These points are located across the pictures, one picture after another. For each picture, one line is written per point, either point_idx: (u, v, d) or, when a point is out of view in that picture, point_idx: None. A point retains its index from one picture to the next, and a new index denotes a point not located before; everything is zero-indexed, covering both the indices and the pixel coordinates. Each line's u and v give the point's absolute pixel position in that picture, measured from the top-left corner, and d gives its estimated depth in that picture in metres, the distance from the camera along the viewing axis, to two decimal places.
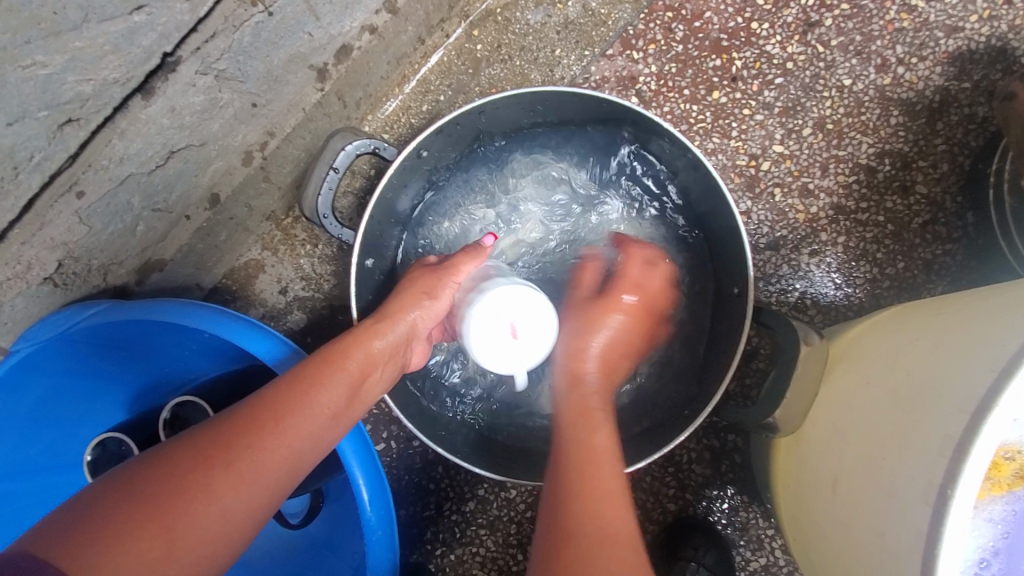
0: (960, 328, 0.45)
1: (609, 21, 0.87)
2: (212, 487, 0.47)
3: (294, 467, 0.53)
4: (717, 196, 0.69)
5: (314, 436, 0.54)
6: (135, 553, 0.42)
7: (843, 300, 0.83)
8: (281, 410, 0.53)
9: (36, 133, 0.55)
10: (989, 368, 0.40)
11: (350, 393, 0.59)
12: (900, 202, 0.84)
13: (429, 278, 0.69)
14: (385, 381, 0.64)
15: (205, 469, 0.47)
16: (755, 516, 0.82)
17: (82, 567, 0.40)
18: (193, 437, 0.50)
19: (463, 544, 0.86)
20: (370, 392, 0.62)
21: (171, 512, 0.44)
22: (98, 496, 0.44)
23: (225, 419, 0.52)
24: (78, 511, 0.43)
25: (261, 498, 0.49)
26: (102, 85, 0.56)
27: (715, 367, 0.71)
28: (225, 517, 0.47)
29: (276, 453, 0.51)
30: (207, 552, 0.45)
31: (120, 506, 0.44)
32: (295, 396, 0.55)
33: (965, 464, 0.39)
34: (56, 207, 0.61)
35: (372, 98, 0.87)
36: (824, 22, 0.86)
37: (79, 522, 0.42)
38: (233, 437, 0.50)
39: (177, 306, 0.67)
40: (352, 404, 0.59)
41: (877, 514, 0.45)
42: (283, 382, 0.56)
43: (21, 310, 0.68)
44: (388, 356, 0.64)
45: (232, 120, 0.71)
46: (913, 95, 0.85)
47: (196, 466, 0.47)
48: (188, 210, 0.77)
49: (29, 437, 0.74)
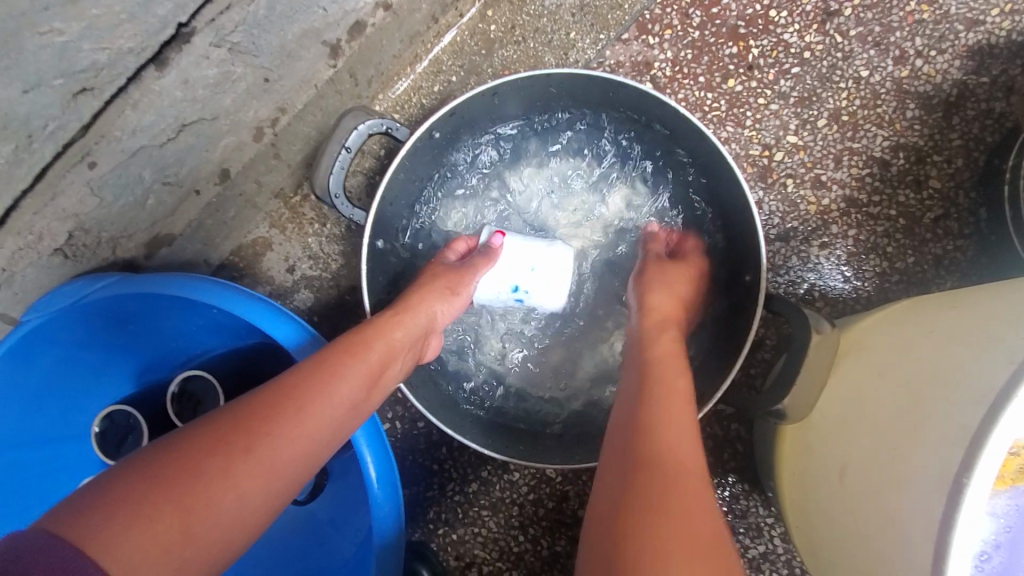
0: (978, 321, 0.45)
1: (626, 5, 0.86)
2: (229, 472, 0.47)
3: (311, 456, 0.52)
4: (732, 184, 0.68)
5: (332, 424, 0.54)
6: (153, 535, 0.42)
7: (852, 292, 0.83)
8: (300, 397, 0.53)
9: (51, 102, 0.54)
10: (1007, 361, 0.40)
11: (369, 382, 0.59)
12: (913, 196, 0.84)
13: (449, 275, 0.72)
14: (403, 371, 0.64)
15: (224, 452, 0.47)
16: (755, 504, 0.82)
17: (101, 546, 0.40)
18: (213, 418, 0.50)
19: (465, 524, 0.87)
20: (386, 381, 0.62)
21: (190, 496, 0.44)
22: (121, 474, 0.44)
23: (242, 403, 0.51)
24: (98, 488, 0.43)
25: (277, 484, 0.49)
26: (117, 55, 0.55)
27: (723, 355, 0.71)
28: (240, 503, 0.47)
29: (293, 439, 0.51)
30: (221, 537, 0.45)
31: (140, 486, 0.44)
32: (316, 385, 0.55)
33: (982, 454, 0.39)
34: (68, 177, 0.61)
35: (384, 77, 0.86)
36: (844, 11, 0.85)
37: (100, 499, 0.42)
38: (251, 421, 0.50)
39: (187, 281, 0.67)
40: (371, 393, 0.59)
41: (889, 505, 0.45)
42: (302, 368, 0.56)
43: (32, 280, 0.68)
44: (407, 346, 0.65)
45: (244, 95, 0.70)
46: (930, 88, 0.85)
47: (214, 449, 0.47)
48: (198, 185, 0.77)
49: (38, 409, 0.74)
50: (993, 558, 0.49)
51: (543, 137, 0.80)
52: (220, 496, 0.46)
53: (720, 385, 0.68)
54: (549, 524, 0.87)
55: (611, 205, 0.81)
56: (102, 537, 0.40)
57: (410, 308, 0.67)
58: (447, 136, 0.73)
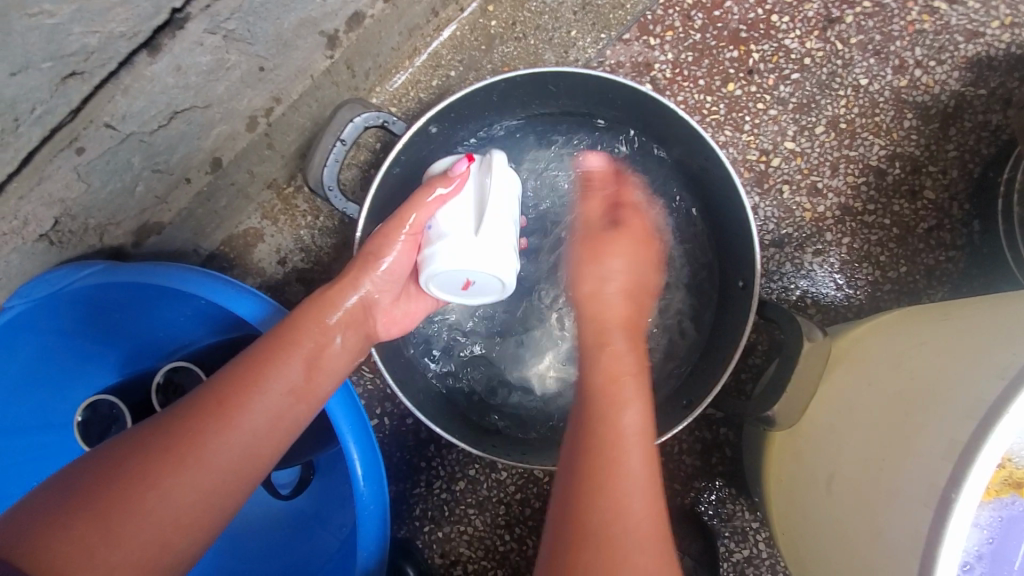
0: (970, 335, 0.45)
1: (627, 5, 0.86)
2: (153, 474, 0.48)
3: (248, 448, 0.53)
4: (729, 189, 0.67)
5: (270, 415, 0.55)
6: (84, 538, 0.45)
7: (844, 300, 0.84)
8: (226, 393, 0.54)
9: (39, 85, 0.53)
10: (998, 376, 0.40)
11: (306, 367, 0.58)
12: (908, 206, 0.84)
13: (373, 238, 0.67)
14: (348, 352, 0.63)
15: (150, 454, 0.49)
16: (741, 508, 0.83)
17: (33, 555, 0.43)
18: (148, 425, 0.52)
19: (451, 522, 0.87)
20: (329, 364, 0.61)
21: (122, 500, 0.47)
22: (60, 484, 0.47)
23: (175, 409, 0.53)
24: (40, 501, 0.46)
25: (213, 479, 0.51)
26: (107, 39, 0.54)
27: (714, 360, 0.71)
28: (176, 504, 0.49)
29: (222, 434, 0.52)
30: (156, 538, 0.47)
31: (72, 495, 0.46)
32: (247, 379, 0.55)
33: (971, 468, 0.39)
34: (55, 162, 0.60)
35: (381, 69, 0.86)
36: (845, 19, 0.86)
37: (36, 512, 0.45)
38: (182, 422, 0.52)
39: (173, 270, 0.66)
40: (311, 377, 0.59)
41: (875, 513, 0.45)
42: (236, 363, 0.57)
43: (16, 266, 0.67)
44: (347, 327, 0.63)
45: (238, 83, 0.69)
46: (927, 99, 0.85)
47: (142, 453, 0.49)
48: (189, 173, 0.75)
49: (18, 397, 0.74)
50: (975, 568, 0.49)
51: (542, 133, 0.79)
52: (155, 496, 0.48)
53: (711, 389, 0.68)
54: (534, 523, 0.87)
55: None
56: (35, 546, 0.43)
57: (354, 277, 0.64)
58: (444, 131, 0.72)
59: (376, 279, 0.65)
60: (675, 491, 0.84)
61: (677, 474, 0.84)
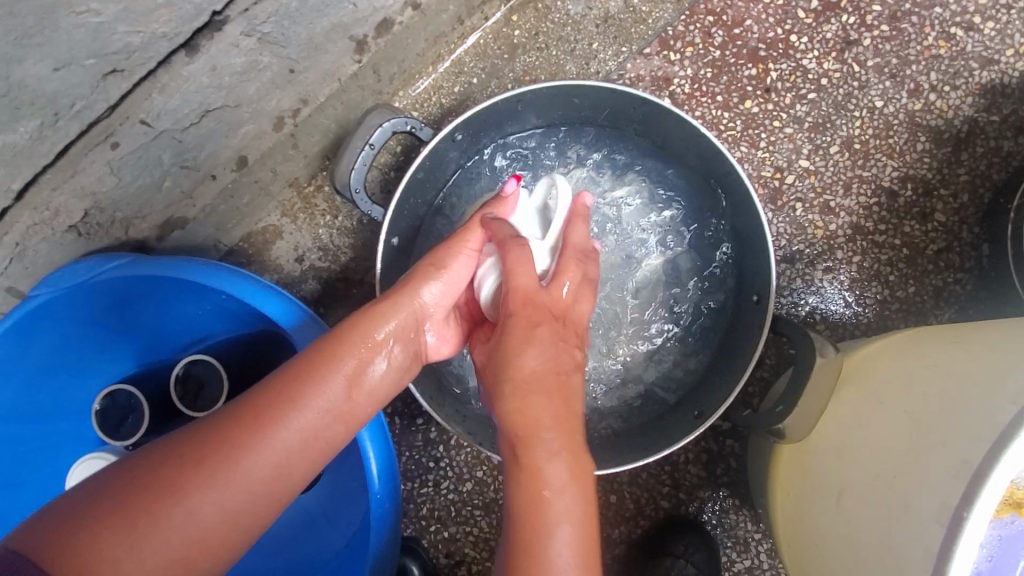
0: (982, 357, 0.46)
1: (649, 20, 0.88)
2: (184, 486, 0.47)
3: (282, 466, 0.51)
4: (747, 205, 0.69)
5: (307, 433, 0.53)
6: (103, 545, 0.44)
7: (852, 317, 0.85)
8: (265, 406, 0.52)
9: (80, 81, 0.55)
10: (1012, 399, 0.42)
11: (348, 386, 0.56)
12: (918, 227, 0.86)
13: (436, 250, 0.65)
14: (395, 371, 0.60)
15: (183, 464, 0.48)
16: (744, 519, 0.84)
17: (62, 561, 0.42)
18: (183, 432, 0.51)
19: (457, 522, 0.88)
20: (372, 383, 0.58)
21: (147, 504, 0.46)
22: (91, 488, 0.46)
23: (213, 417, 0.52)
24: (70, 502, 0.46)
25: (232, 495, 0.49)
26: (150, 39, 0.56)
27: (725, 373, 0.73)
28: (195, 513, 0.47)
29: (257, 450, 0.50)
30: (182, 555, 0.46)
31: (101, 501, 0.45)
32: (286, 393, 0.53)
33: (983, 488, 0.40)
34: (90, 156, 0.61)
35: (405, 74, 0.87)
36: (863, 42, 0.88)
37: (66, 515, 0.45)
38: (217, 432, 0.50)
39: (199, 266, 0.68)
40: (352, 396, 0.56)
41: (886, 529, 0.47)
42: (278, 373, 0.55)
43: (43, 255, 0.67)
44: (396, 343, 0.61)
45: (269, 85, 0.71)
46: (941, 123, 0.86)
47: (175, 462, 0.48)
48: (215, 170, 0.76)
49: (36, 386, 0.75)
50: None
51: (562, 142, 0.79)
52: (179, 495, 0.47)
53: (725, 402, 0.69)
54: None
55: (625, 214, 0.80)
56: (61, 553, 0.42)
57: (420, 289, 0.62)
58: (467, 138, 0.73)
59: (435, 293, 0.63)
60: (680, 500, 0.85)
61: (682, 483, 0.85)
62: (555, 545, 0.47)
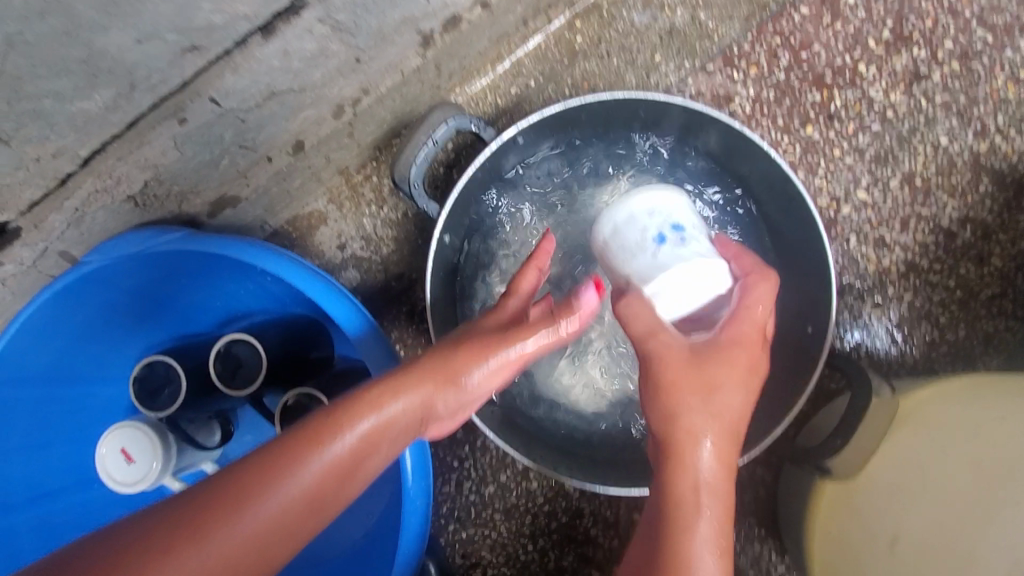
0: None
1: (715, 36, 0.86)
2: (150, 572, 0.41)
3: (262, 551, 0.45)
4: (810, 231, 0.68)
5: (295, 513, 0.47)
6: None
7: (897, 356, 0.83)
8: (252, 483, 0.46)
9: (159, 55, 0.55)
10: None
11: (343, 470, 0.50)
12: (973, 270, 0.84)
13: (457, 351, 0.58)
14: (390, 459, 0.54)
15: (150, 545, 0.42)
16: (769, 551, 0.82)
17: None
18: (156, 507, 0.45)
19: (477, 524, 0.88)
20: (367, 469, 0.52)
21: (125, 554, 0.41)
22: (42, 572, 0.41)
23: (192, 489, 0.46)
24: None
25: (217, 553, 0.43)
26: (232, 18, 0.56)
27: (768, 403, 0.71)
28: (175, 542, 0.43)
29: (236, 532, 0.44)
30: None
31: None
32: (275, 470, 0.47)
33: None
34: (158, 129, 0.61)
35: (465, 71, 0.86)
36: (932, 76, 0.86)
37: None
38: (194, 508, 0.44)
39: (250, 247, 0.67)
40: (347, 481, 0.50)
41: None
42: (270, 446, 0.49)
43: (99, 223, 0.67)
44: (399, 430, 0.54)
45: (334, 72, 0.70)
46: (1005, 166, 0.84)
47: (141, 541, 0.42)
48: (272, 152, 0.76)
49: (79, 347, 0.76)
50: None
51: (616, 154, 0.79)
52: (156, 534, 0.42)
53: (770, 434, 0.67)
54: (557, 537, 0.87)
55: None
56: None
57: (446, 374, 0.57)
58: (527, 142, 0.73)
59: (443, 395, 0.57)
60: None
61: None
62: (703, 553, 0.49)
